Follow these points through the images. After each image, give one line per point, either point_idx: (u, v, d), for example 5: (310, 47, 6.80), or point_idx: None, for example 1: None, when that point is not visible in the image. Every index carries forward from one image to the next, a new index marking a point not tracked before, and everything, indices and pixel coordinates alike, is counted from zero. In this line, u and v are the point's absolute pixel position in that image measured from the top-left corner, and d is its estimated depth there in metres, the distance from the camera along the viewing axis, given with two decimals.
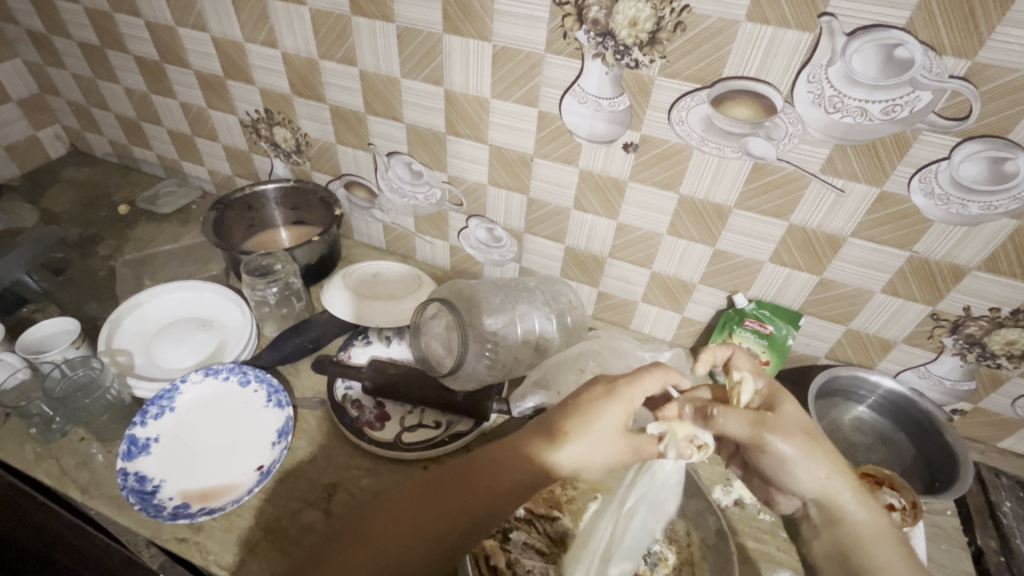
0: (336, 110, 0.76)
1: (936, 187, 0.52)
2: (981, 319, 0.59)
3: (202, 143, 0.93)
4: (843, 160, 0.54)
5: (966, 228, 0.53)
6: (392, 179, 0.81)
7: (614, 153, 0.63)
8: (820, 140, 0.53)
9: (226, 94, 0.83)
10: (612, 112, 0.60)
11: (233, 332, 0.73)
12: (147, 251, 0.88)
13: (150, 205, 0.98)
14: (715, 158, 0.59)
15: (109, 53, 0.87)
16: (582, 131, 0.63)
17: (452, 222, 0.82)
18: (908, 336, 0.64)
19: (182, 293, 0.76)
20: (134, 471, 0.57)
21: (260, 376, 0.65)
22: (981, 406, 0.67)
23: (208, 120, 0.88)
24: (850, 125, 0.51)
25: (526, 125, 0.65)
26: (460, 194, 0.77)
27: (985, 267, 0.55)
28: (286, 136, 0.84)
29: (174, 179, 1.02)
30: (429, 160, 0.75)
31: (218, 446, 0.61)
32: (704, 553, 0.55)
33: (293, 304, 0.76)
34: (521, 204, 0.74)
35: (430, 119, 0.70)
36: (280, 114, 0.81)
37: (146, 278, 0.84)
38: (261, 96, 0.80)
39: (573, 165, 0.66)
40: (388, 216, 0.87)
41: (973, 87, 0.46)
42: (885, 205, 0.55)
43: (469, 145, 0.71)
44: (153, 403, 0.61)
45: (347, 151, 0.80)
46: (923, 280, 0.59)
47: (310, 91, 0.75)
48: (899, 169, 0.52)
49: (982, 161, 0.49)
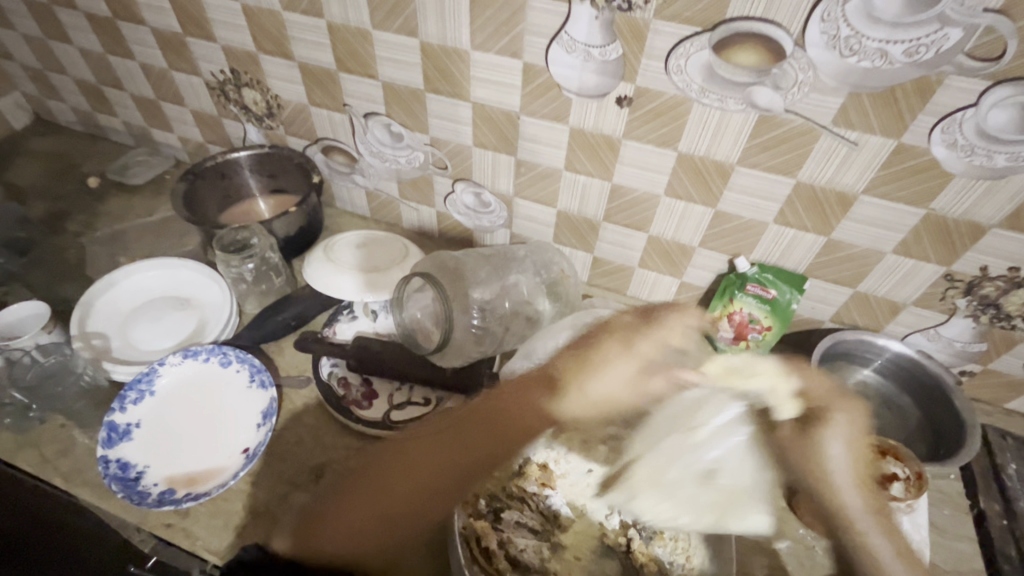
0: (306, 68, 0.70)
1: (959, 138, 0.47)
2: (998, 279, 0.56)
3: (169, 108, 0.87)
4: (858, 110, 0.49)
5: (989, 182, 0.49)
6: (371, 142, 0.75)
7: (606, 108, 0.58)
8: (833, 88, 0.48)
9: (188, 54, 0.76)
10: (604, 62, 0.54)
11: (212, 310, 0.70)
12: (119, 225, 0.84)
13: (121, 176, 0.93)
14: (716, 112, 0.54)
15: (59, 11, 0.80)
16: (572, 85, 0.57)
17: (437, 187, 0.77)
18: (918, 298, 0.61)
19: (157, 271, 0.73)
20: (116, 458, 0.56)
21: (240, 356, 0.63)
22: (991, 367, 0.64)
23: (173, 83, 0.82)
24: (867, 70, 0.46)
25: (510, 79, 0.60)
26: (443, 156, 0.72)
27: (1006, 224, 0.51)
28: (255, 99, 0.78)
29: (146, 148, 0.96)
30: (409, 120, 0.70)
31: (201, 430, 0.59)
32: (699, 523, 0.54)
33: (272, 280, 0.73)
34: (509, 166, 0.69)
35: (406, 75, 0.65)
36: (246, 74, 0.75)
37: (120, 254, 0.80)
38: (225, 54, 0.74)
39: (563, 122, 0.61)
40: (370, 182, 0.82)
41: (1010, 22, 0.40)
42: (901, 159, 0.50)
43: (451, 104, 0.65)
44: (131, 388, 0.59)
45: (322, 113, 0.75)
46: (939, 240, 0.55)
47: (276, 48, 0.69)
48: (920, 118, 0.47)
49: (1013, 107, 0.44)
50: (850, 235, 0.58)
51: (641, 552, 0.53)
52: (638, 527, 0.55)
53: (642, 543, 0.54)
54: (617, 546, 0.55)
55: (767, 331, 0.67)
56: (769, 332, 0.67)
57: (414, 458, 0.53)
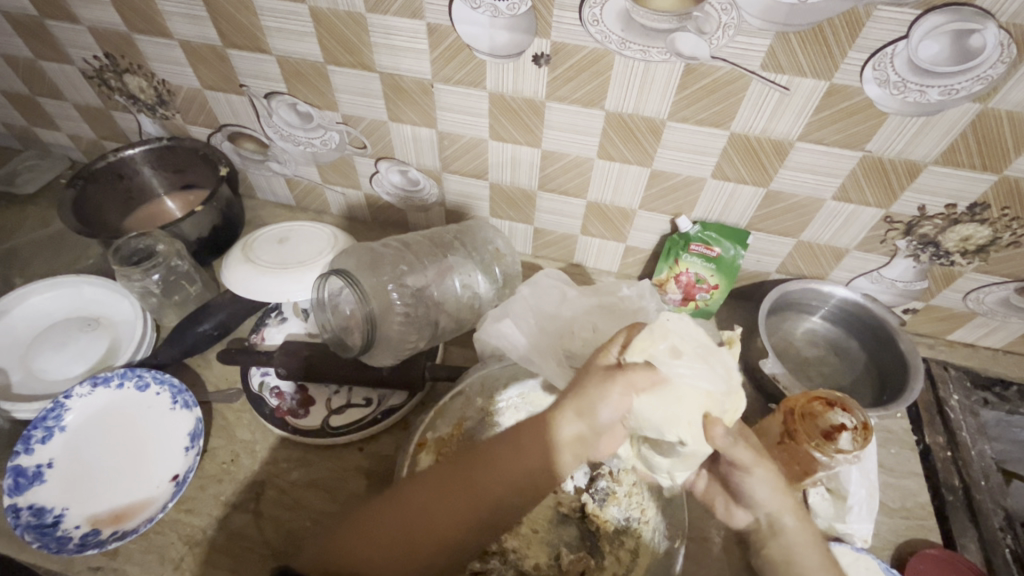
0: (189, 47, 0.62)
1: (892, 74, 0.44)
2: (937, 217, 0.54)
3: (48, 104, 0.77)
4: (786, 51, 0.45)
5: (923, 119, 0.47)
6: (279, 125, 0.68)
7: (524, 68, 0.53)
8: (760, 29, 0.44)
9: (52, 40, 0.67)
10: (513, 17, 0.49)
11: (125, 329, 0.64)
12: (9, 243, 0.75)
13: (7, 185, 0.83)
14: (640, 64, 0.49)
15: None
16: (483, 45, 0.52)
17: (359, 168, 0.71)
18: (861, 243, 0.60)
19: (56, 292, 0.66)
20: (28, 505, 0.51)
21: (158, 377, 0.58)
22: (933, 303, 0.64)
23: (44, 74, 0.72)
24: (793, 6, 0.42)
25: (417, 44, 0.54)
26: (360, 135, 0.66)
27: (942, 161, 0.49)
28: (141, 86, 0.69)
29: (34, 150, 0.86)
30: (315, 98, 0.63)
31: (124, 461, 0.55)
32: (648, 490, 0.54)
33: (187, 289, 0.67)
34: (431, 140, 0.64)
35: (303, 47, 0.57)
36: (124, 58, 0.66)
37: (15, 275, 0.72)
38: (94, 37, 0.64)
39: (480, 87, 0.56)
40: (288, 168, 0.75)
41: None
42: (835, 100, 0.47)
43: (357, 76, 0.59)
44: (36, 426, 0.54)
45: (218, 97, 0.67)
46: (877, 182, 0.53)
47: (150, 26, 0.60)
48: (851, 56, 0.44)
49: (944, 36, 0.41)
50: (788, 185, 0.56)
51: (596, 514, 0.53)
52: (591, 491, 0.55)
53: (596, 506, 0.54)
54: (572, 513, 0.54)
55: (715, 290, 0.64)
56: (717, 290, 0.65)
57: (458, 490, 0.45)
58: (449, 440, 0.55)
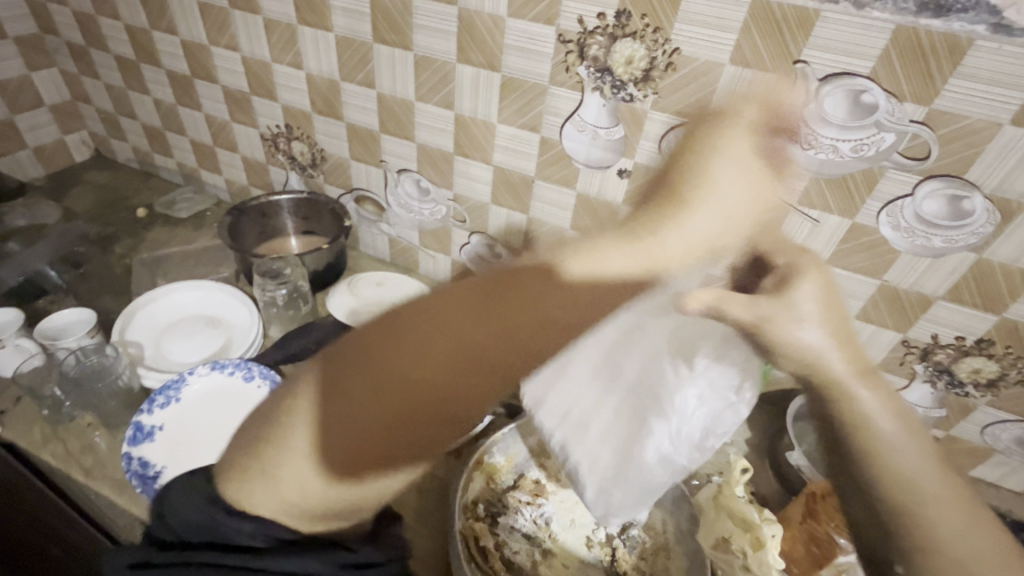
0: (353, 128, 0.81)
1: (901, 221, 0.56)
2: (949, 347, 0.63)
3: (221, 153, 0.98)
4: (818, 193, 0.59)
5: (930, 260, 0.58)
6: (401, 195, 0.85)
7: (609, 178, 0.68)
8: (797, 173, 0.58)
9: (250, 110, 0.88)
10: (609, 140, 0.65)
11: (239, 331, 0.76)
12: (160, 252, 0.92)
13: (166, 209, 1.02)
14: None
15: (143, 66, 0.93)
16: (581, 157, 0.68)
17: (454, 237, 0.86)
18: (882, 362, 0.68)
19: (195, 292, 0.80)
20: (138, 456, 0.60)
21: (264, 372, 0.68)
22: (953, 433, 0.69)
23: (230, 133, 0.94)
24: (823, 160, 0.56)
25: (529, 149, 0.70)
26: (464, 211, 0.82)
27: (949, 297, 0.59)
28: (303, 151, 0.89)
29: (191, 187, 1.07)
30: (436, 177, 0.80)
31: (216, 438, 0.63)
32: (678, 539, 0.58)
33: (299, 307, 0.80)
34: (522, 222, 0.78)
35: (440, 140, 0.76)
36: (299, 129, 0.86)
37: (159, 276, 0.87)
38: (283, 112, 0.85)
39: (571, 188, 0.71)
40: (394, 230, 0.91)
41: (931, 131, 0.50)
42: (857, 235, 0.59)
43: (475, 165, 0.76)
44: (160, 392, 0.64)
45: (360, 167, 0.85)
46: (895, 308, 0.63)
47: (329, 109, 0.81)
48: (868, 203, 0.57)
49: (942, 198, 0.54)
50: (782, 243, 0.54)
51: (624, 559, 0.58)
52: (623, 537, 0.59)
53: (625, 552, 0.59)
54: (604, 557, 0.59)
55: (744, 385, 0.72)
56: None
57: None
58: (502, 469, 0.61)
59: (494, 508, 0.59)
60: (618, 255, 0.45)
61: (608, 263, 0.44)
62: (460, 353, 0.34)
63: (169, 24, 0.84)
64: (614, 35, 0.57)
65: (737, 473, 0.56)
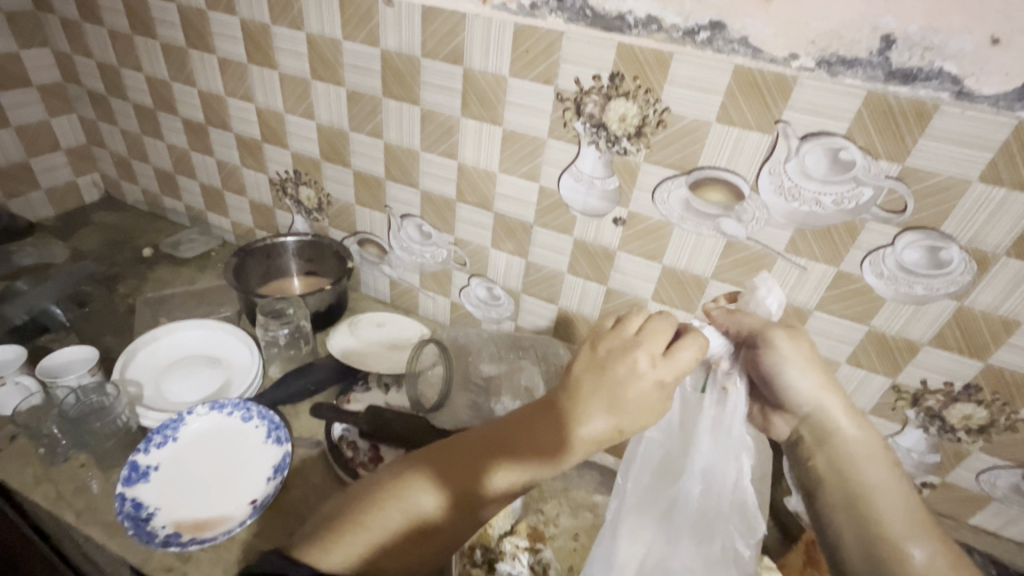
0: (360, 175, 0.85)
1: (884, 269, 0.59)
2: (937, 393, 0.64)
3: (230, 197, 1.01)
4: (804, 242, 0.61)
5: (914, 307, 0.60)
6: (403, 239, 0.88)
7: (605, 226, 0.71)
8: (783, 223, 0.61)
9: (261, 156, 0.92)
10: (604, 190, 0.68)
11: (239, 370, 0.77)
12: (164, 292, 0.94)
13: (172, 249, 1.04)
14: (692, 235, 0.67)
15: (160, 114, 0.98)
16: (577, 205, 0.71)
17: (454, 280, 0.88)
18: (874, 407, 0.69)
19: (197, 332, 0.81)
20: (132, 497, 0.59)
21: (263, 413, 0.68)
22: (949, 480, 0.70)
23: (240, 178, 0.97)
24: (807, 212, 0.59)
25: (528, 197, 0.74)
26: (464, 254, 0.84)
27: (935, 343, 0.61)
28: (309, 196, 0.92)
29: (198, 228, 1.09)
30: (438, 222, 0.83)
31: (212, 479, 0.63)
32: None
33: (300, 347, 0.82)
34: (520, 267, 0.81)
35: (443, 187, 0.79)
36: (307, 176, 0.90)
37: (161, 316, 0.89)
38: (293, 158, 0.89)
39: (568, 234, 0.74)
40: (396, 272, 0.93)
41: (906, 186, 0.54)
42: (843, 283, 0.62)
43: (476, 212, 0.79)
44: (159, 431, 0.64)
45: (365, 212, 0.89)
46: (884, 354, 0.65)
47: (338, 157, 0.84)
48: (852, 252, 0.60)
49: (921, 248, 0.56)
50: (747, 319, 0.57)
51: None
52: None
53: None
54: None
55: None
56: None
57: (456, 484, 0.50)
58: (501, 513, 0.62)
59: (491, 554, 0.58)
60: (627, 384, 0.50)
61: (622, 391, 0.50)
62: (478, 456, 0.51)
63: (189, 77, 0.89)
64: (609, 95, 0.61)
65: None
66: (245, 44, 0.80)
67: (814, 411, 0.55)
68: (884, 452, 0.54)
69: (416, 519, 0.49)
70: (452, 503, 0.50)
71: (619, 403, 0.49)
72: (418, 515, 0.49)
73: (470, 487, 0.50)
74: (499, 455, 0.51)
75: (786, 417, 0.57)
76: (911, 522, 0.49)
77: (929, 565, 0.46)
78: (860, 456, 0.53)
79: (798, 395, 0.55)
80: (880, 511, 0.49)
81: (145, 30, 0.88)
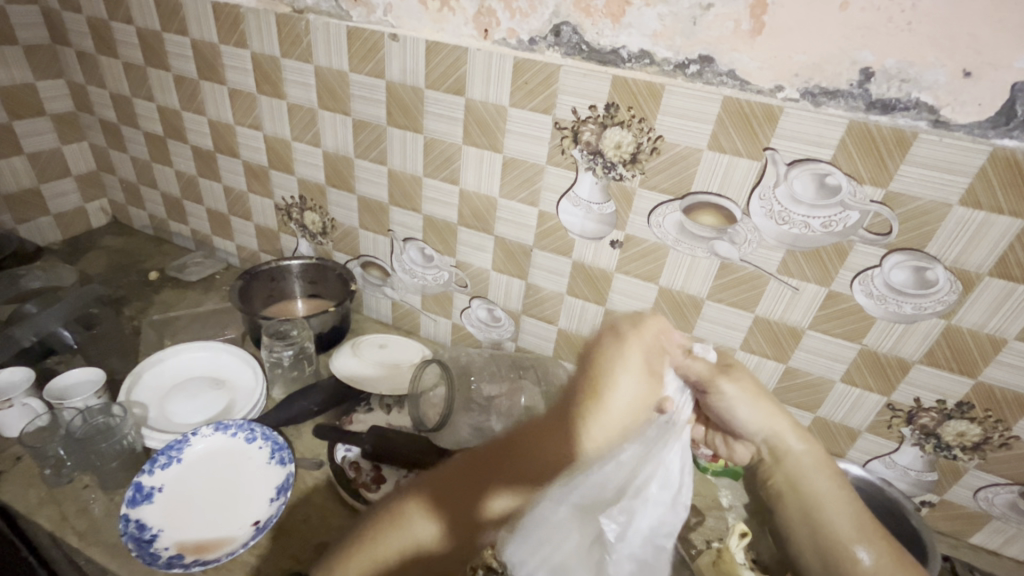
0: (364, 200, 0.87)
1: (874, 288, 0.61)
2: (931, 410, 0.66)
3: (235, 221, 1.04)
4: (795, 264, 0.64)
5: (903, 326, 0.62)
6: (405, 262, 0.90)
7: (603, 248, 0.73)
8: (775, 245, 0.63)
9: (267, 182, 0.95)
10: (601, 214, 0.71)
11: (243, 392, 0.78)
12: (170, 315, 0.96)
13: (178, 272, 1.06)
14: (687, 257, 0.69)
15: (170, 142, 1.01)
16: (576, 229, 0.73)
17: (455, 301, 0.90)
18: (869, 425, 0.70)
19: (202, 353, 0.83)
20: (135, 518, 0.59)
21: (266, 433, 0.69)
22: (947, 497, 0.70)
23: (246, 203, 1.00)
24: (798, 235, 0.61)
25: (527, 221, 0.76)
26: (465, 276, 0.86)
27: (925, 361, 0.63)
28: (314, 220, 0.94)
29: (203, 252, 1.12)
30: (440, 246, 0.85)
31: (215, 501, 0.63)
32: None
33: (304, 367, 0.83)
34: (520, 288, 0.83)
35: (445, 212, 0.81)
36: (313, 201, 0.92)
37: (166, 338, 0.90)
38: (299, 184, 0.91)
39: (567, 256, 0.76)
40: (398, 294, 0.95)
41: (890, 210, 0.56)
42: (834, 302, 0.64)
43: (477, 235, 0.81)
44: (163, 452, 0.65)
45: (368, 235, 0.91)
46: (876, 371, 0.66)
47: (343, 182, 0.87)
48: (842, 273, 0.62)
49: (908, 269, 0.58)
50: (693, 365, 0.60)
51: None
52: None
53: None
54: None
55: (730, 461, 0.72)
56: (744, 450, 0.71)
57: (456, 517, 0.49)
58: None
59: None
60: (621, 381, 0.49)
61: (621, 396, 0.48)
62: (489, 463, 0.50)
63: (199, 107, 0.93)
64: (604, 124, 0.64)
65: (736, 537, 0.59)
66: (255, 76, 0.83)
67: (768, 438, 0.64)
68: (828, 462, 0.63)
69: (414, 547, 0.49)
70: (451, 533, 0.49)
71: (605, 416, 0.48)
72: (420, 538, 0.49)
73: (470, 511, 0.49)
74: (505, 477, 0.48)
75: (746, 444, 0.66)
76: (858, 528, 0.57)
77: (876, 565, 0.55)
78: (809, 472, 0.61)
79: (754, 427, 0.64)
80: (830, 521, 0.58)
81: (159, 63, 0.91)
